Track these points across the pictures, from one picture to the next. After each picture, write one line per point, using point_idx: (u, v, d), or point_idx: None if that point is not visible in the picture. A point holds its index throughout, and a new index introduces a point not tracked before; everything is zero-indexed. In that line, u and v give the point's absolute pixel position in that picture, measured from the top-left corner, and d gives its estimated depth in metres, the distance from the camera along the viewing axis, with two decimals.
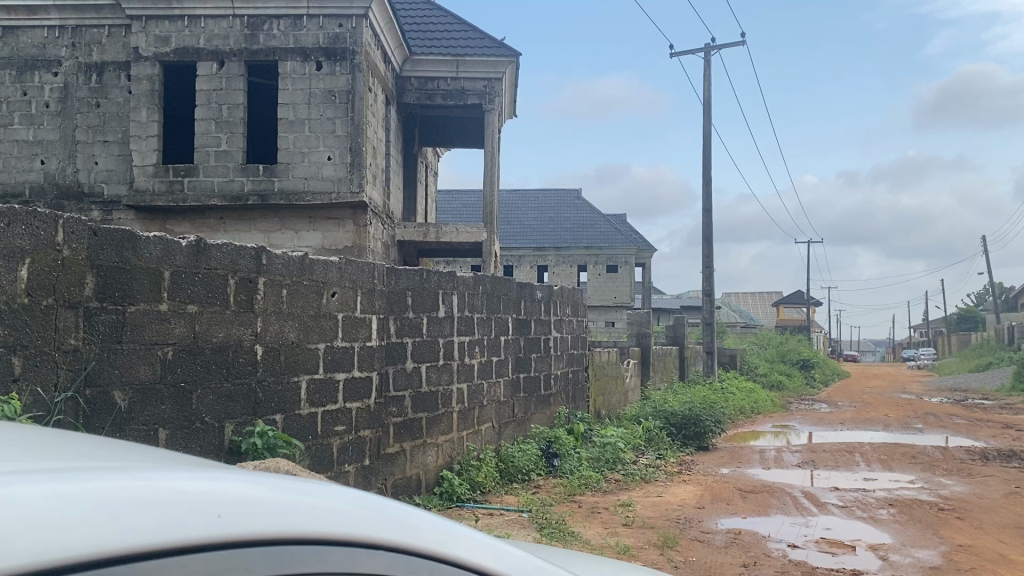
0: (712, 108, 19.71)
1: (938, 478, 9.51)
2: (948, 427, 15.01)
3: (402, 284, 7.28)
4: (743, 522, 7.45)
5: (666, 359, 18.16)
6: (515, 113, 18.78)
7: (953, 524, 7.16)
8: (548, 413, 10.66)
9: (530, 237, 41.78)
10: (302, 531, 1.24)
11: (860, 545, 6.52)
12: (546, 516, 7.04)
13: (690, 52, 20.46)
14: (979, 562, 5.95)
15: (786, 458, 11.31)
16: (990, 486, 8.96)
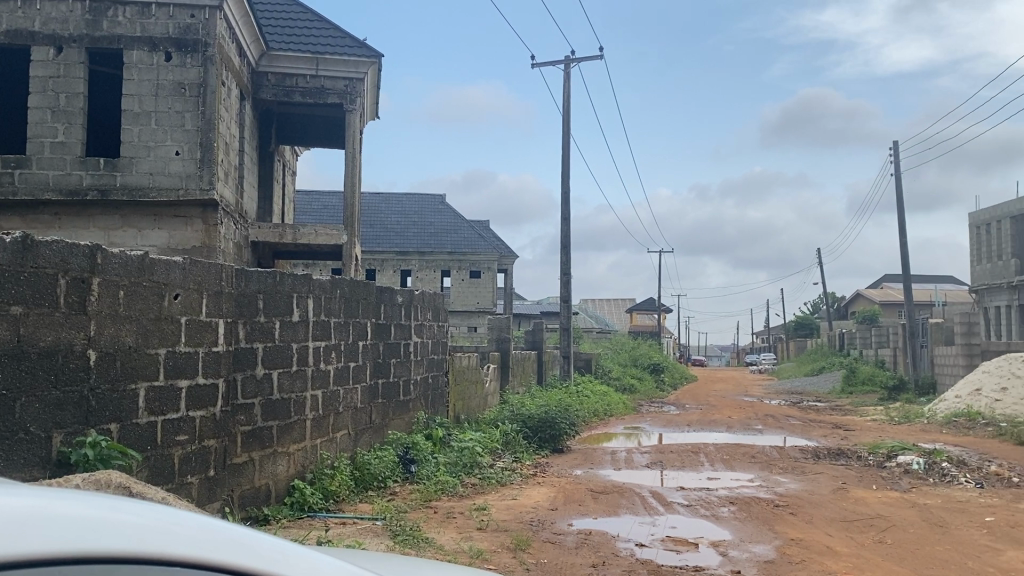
0: (570, 119, 20.16)
1: (774, 476, 10.07)
2: (784, 428, 15.93)
3: (253, 286, 7.02)
4: (594, 522, 7.63)
5: (524, 363, 18.40)
6: (376, 114, 18.56)
7: (787, 520, 7.58)
8: (406, 419, 10.56)
9: (392, 240, 41.36)
10: (84, 548, 1.20)
11: (702, 542, 6.80)
12: (400, 523, 6.95)
13: (551, 63, 20.86)
14: (808, 554, 6.33)
15: (637, 459, 11.67)
16: (820, 482, 9.56)
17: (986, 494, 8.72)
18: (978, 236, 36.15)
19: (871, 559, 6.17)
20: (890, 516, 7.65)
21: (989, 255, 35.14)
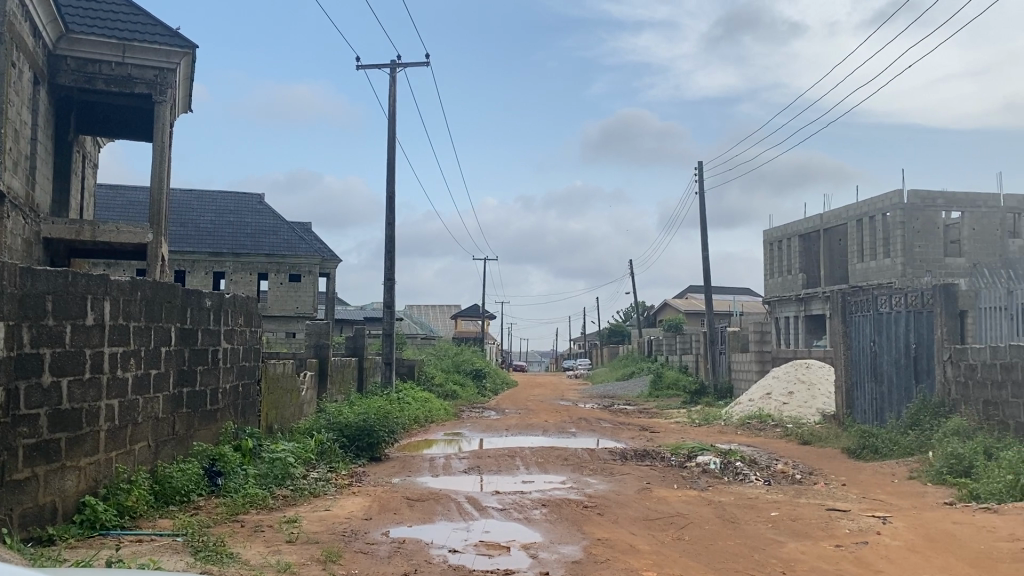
0: (396, 123, 20.03)
1: (585, 478, 10.46)
2: (596, 431, 16.56)
3: (40, 286, 6.46)
4: (409, 530, 7.58)
5: (343, 370, 18.04)
6: (189, 108, 17.67)
7: (594, 521, 7.87)
8: (213, 429, 10.07)
9: (205, 240, 39.41)
10: None
11: (514, 545, 6.94)
12: (203, 538, 6.60)
13: (376, 66, 20.64)
14: (613, 553, 6.60)
15: (454, 465, 11.73)
16: (627, 483, 10.01)
17: (773, 491, 9.43)
18: (772, 251, 39.13)
19: (669, 555, 6.51)
20: (689, 514, 8.11)
21: (781, 269, 38.19)
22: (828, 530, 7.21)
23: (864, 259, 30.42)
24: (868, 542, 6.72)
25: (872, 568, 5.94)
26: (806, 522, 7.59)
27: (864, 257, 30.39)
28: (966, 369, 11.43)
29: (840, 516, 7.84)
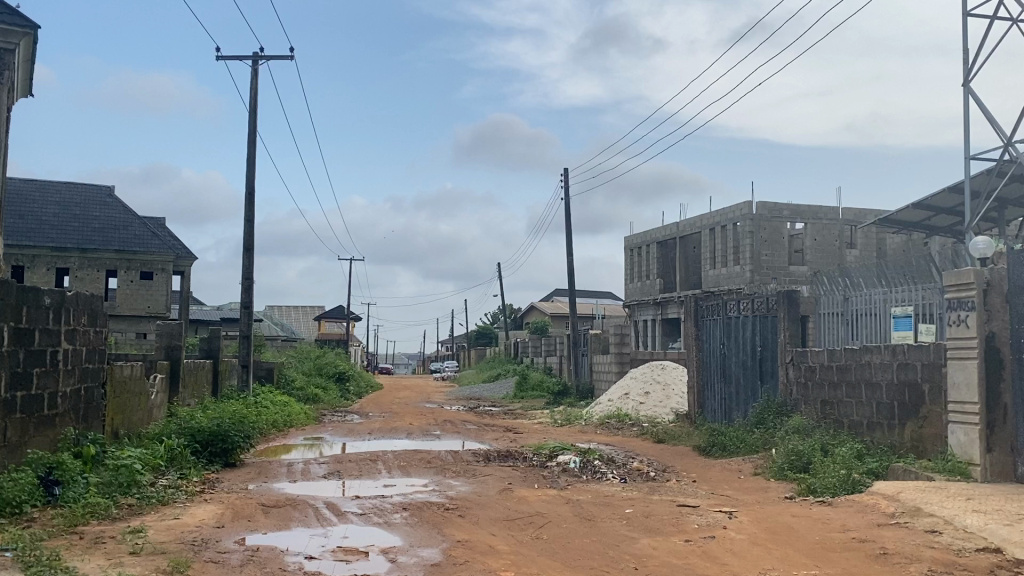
0: (257, 117, 19.42)
1: (447, 481, 10.45)
2: (460, 433, 16.60)
3: None
4: (264, 538, 7.34)
5: (197, 372, 17.31)
6: (29, 92, 16.49)
7: (454, 522, 7.87)
8: (50, 435, 9.41)
9: (47, 234, 36.70)
10: None
11: (372, 550, 6.84)
12: (34, 553, 6.15)
13: (237, 57, 19.94)
14: (472, 555, 6.61)
15: (313, 470, 11.45)
16: (488, 484, 10.08)
17: (628, 489, 9.73)
18: (632, 257, 40.38)
19: (528, 555, 6.59)
20: (548, 513, 8.24)
21: (640, 275, 39.56)
22: (679, 526, 7.49)
23: (717, 265, 31.85)
24: (716, 536, 7.03)
25: (718, 561, 6.21)
26: (659, 518, 7.86)
27: (717, 263, 31.81)
28: (806, 371, 12.18)
29: (690, 512, 8.16)
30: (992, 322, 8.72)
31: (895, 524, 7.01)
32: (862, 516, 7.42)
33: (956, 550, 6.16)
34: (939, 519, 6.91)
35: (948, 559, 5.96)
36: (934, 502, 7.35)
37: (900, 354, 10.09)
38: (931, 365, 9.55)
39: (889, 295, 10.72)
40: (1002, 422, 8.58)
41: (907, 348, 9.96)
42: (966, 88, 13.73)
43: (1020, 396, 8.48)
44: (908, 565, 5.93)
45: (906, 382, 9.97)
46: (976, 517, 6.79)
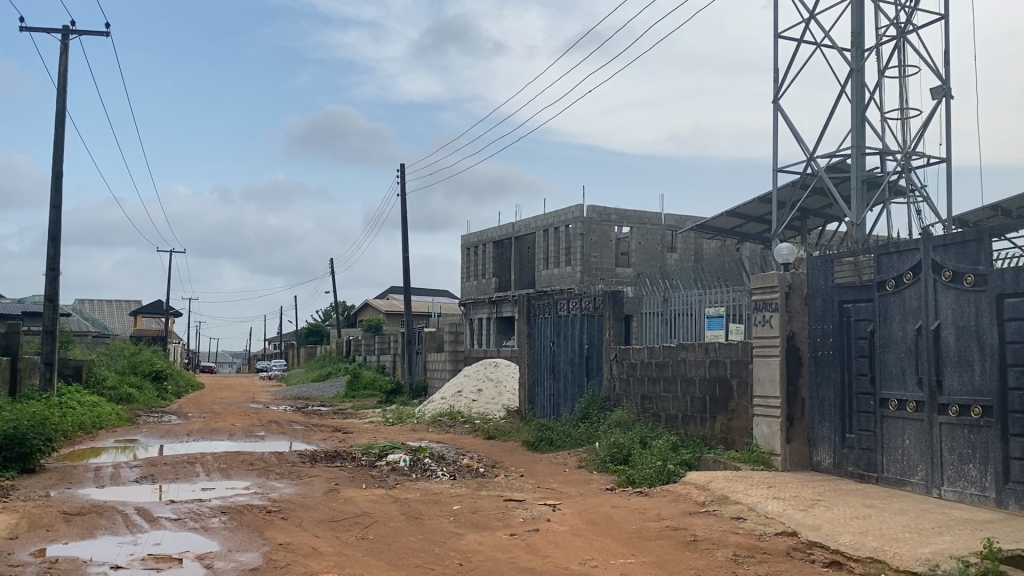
0: (66, 97, 18.00)
1: (270, 483, 10.10)
2: (286, 433, 16.11)
3: None
4: (64, 548, 6.80)
5: None
6: None
7: (277, 525, 7.61)
8: None
9: None
10: None
11: (187, 557, 6.49)
12: None
13: (44, 30, 18.40)
14: (293, 558, 6.41)
15: (124, 475, 10.76)
16: (313, 485, 9.83)
17: (457, 486, 9.79)
18: (468, 256, 40.67)
19: (352, 556, 6.46)
20: (375, 512, 8.14)
21: (476, 273, 39.97)
22: (504, 520, 7.61)
23: (548, 266, 32.61)
24: (539, 529, 7.19)
25: (541, 554, 6.35)
26: (485, 514, 7.94)
27: (549, 263, 32.57)
28: (628, 367, 12.70)
29: (516, 506, 8.30)
30: (793, 321, 9.41)
31: (705, 512, 7.43)
32: (675, 506, 7.81)
33: (758, 535, 6.60)
34: (744, 506, 7.38)
35: (751, 544, 6.38)
36: (739, 491, 7.85)
37: (713, 352, 10.70)
38: (739, 362, 10.20)
39: (703, 296, 11.33)
40: (800, 415, 9.29)
41: (718, 346, 10.59)
42: (776, 105, 14.74)
43: (815, 390, 9.21)
44: (715, 550, 6.29)
45: (718, 378, 10.59)
46: (775, 503, 7.31)
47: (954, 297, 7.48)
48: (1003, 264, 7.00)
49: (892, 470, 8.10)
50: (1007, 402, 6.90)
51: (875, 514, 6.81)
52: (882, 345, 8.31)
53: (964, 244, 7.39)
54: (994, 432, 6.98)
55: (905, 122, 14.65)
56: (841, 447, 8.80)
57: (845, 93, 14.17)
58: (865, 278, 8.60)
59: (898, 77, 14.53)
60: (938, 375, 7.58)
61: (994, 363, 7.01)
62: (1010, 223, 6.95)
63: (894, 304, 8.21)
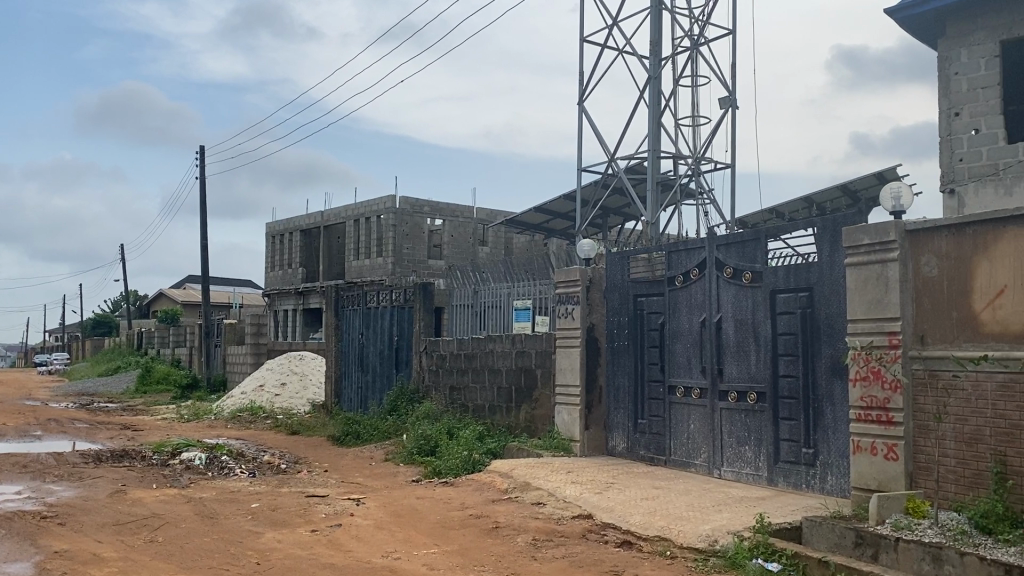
0: None
1: (46, 486, 9.27)
2: (66, 433, 14.85)
3: None
4: None
5: None
6: None
7: (53, 532, 7.02)
8: None
9: None
10: None
11: None
12: None
13: None
14: (70, 565, 5.93)
15: None
16: (97, 487, 9.14)
17: (256, 483, 9.44)
18: (273, 245, 39.30)
19: (138, 560, 6.07)
20: (165, 514, 7.68)
21: (281, 263, 38.68)
22: (305, 516, 7.43)
23: (358, 256, 32.00)
24: (341, 524, 7.08)
25: (342, 549, 6.26)
26: (285, 511, 7.71)
27: (359, 254, 32.02)
28: (437, 359, 12.76)
29: (318, 501, 8.13)
30: (592, 314, 9.83)
31: (507, 499, 7.61)
32: (479, 494, 7.95)
33: (556, 519, 6.85)
34: (544, 491, 7.63)
35: (549, 527, 6.61)
36: (540, 477, 8.11)
37: (519, 343, 10.97)
38: (543, 353, 10.54)
39: (511, 289, 11.54)
40: (597, 403, 9.72)
41: (524, 337, 10.87)
42: (580, 106, 15.29)
43: (611, 379, 9.68)
44: (515, 536, 6.46)
45: (523, 368, 10.87)
46: (573, 488, 7.62)
47: (735, 292, 8.09)
48: (776, 262, 7.65)
49: (678, 453, 8.67)
50: (779, 388, 7.55)
51: (663, 494, 7.26)
52: (671, 336, 8.86)
53: (743, 244, 8.01)
54: (767, 416, 7.62)
55: (696, 129, 15.65)
56: (633, 432, 9.31)
57: (643, 98, 14.95)
58: (657, 274, 9.12)
59: (691, 87, 15.52)
60: (720, 364, 8.18)
61: (768, 353, 7.65)
62: (783, 226, 7.61)
63: (682, 298, 8.78)
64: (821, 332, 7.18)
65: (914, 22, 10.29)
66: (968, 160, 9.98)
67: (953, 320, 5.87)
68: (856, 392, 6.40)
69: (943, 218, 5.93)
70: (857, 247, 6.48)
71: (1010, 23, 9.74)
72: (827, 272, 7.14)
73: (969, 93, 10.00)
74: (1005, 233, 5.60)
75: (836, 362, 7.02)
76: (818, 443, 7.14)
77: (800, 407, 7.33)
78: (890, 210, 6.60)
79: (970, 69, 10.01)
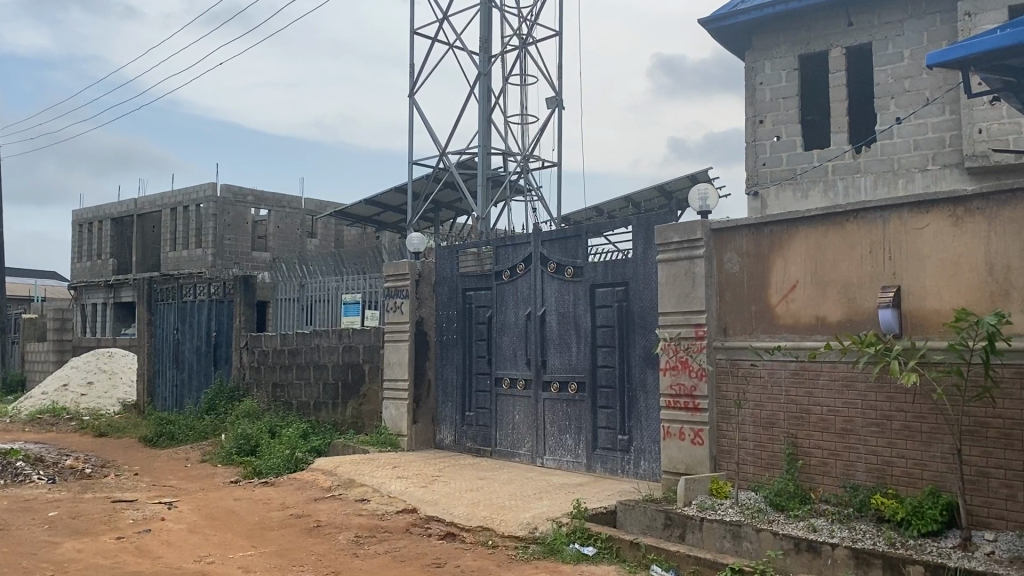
0: None
1: None
2: None
3: None
4: None
5: None
6: None
7: None
8: None
9: None
10: None
11: None
12: None
13: None
14: None
15: None
16: None
17: (56, 490, 8.76)
18: (80, 234, 36.54)
19: None
20: None
21: (89, 254, 35.97)
22: (110, 523, 6.97)
23: (176, 248, 29.76)
24: (150, 530, 6.70)
25: (150, 556, 5.92)
26: (88, 518, 7.20)
27: (176, 245, 29.77)
28: (259, 355, 12.34)
29: (126, 507, 7.65)
30: (421, 307, 9.81)
31: (330, 497, 7.47)
32: (301, 493, 7.76)
33: (380, 515, 6.80)
34: (368, 487, 7.54)
35: (372, 523, 6.54)
36: (364, 473, 8.01)
37: (346, 338, 10.79)
38: (370, 348, 10.41)
39: (339, 283, 11.26)
40: (425, 396, 9.73)
41: (351, 332, 10.71)
42: (410, 99, 15.17)
43: (439, 372, 9.70)
44: (337, 534, 6.35)
45: (350, 363, 10.70)
46: (398, 482, 7.59)
47: (557, 286, 8.33)
48: (596, 258, 7.93)
49: (503, 443, 8.82)
50: (597, 378, 7.84)
51: (486, 485, 7.37)
52: (498, 329, 8.99)
53: (566, 240, 8.26)
54: (586, 406, 7.90)
55: (525, 127, 15.95)
56: (460, 424, 9.39)
57: (474, 94, 15.05)
58: (485, 268, 9.22)
59: (519, 85, 15.76)
60: (543, 355, 8.40)
61: (587, 344, 7.93)
62: (603, 223, 7.90)
63: (509, 292, 8.93)
64: (635, 324, 7.51)
65: (723, 33, 10.94)
66: (770, 165, 10.75)
67: (751, 312, 6.31)
68: (666, 380, 6.76)
69: (743, 218, 6.35)
70: (667, 244, 6.84)
71: (807, 39, 10.56)
72: (641, 268, 7.48)
73: (771, 103, 10.75)
74: (798, 232, 6.06)
75: (648, 353, 7.37)
76: (633, 429, 7.47)
77: (616, 395, 7.65)
78: (698, 210, 7.00)
79: (772, 79, 10.77)
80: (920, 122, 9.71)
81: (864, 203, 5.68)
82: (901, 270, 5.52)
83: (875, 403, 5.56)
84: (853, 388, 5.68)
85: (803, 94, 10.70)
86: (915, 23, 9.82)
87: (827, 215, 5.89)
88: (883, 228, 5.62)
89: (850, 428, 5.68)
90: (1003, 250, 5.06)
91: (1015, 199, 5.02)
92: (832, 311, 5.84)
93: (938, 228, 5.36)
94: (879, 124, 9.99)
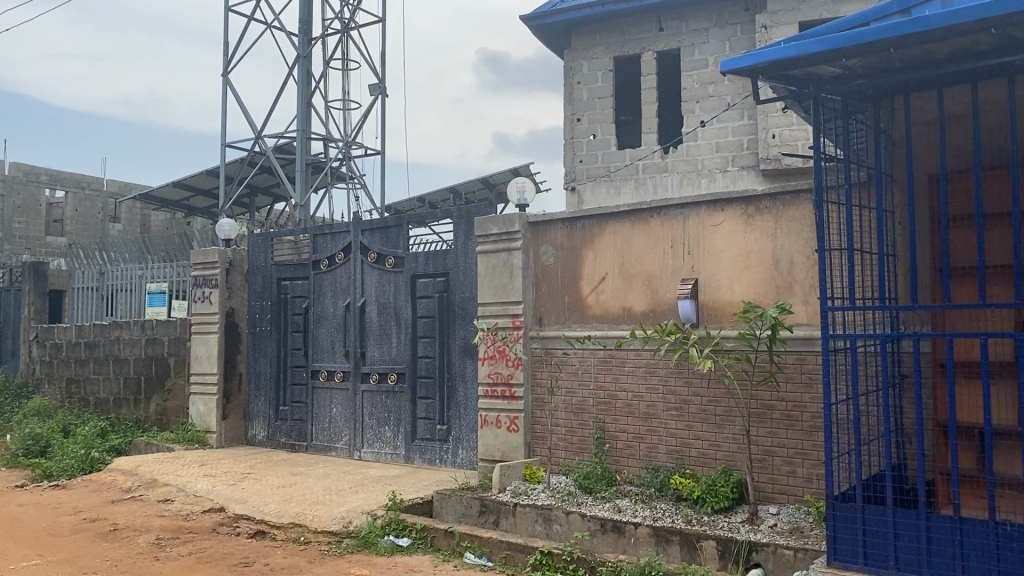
0: None
1: None
2: None
3: None
4: None
5: None
6: None
7: None
8: None
9: None
10: None
11: None
12: None
13: None
14: None
15: None
16: None
17: None
18: None
19: None
20: None
21: None
22: None
23: None
24: None
25: None
26: None
27: None
28: (51, 348, 11.42)
29: None
30: (232, 297, 9.41)
31: (129, 498, 7.02)
32: (97, 495, 7.24)
33: (184, 515, 6.47)
34: (172, 487, 7.16)
35: (176, 525, 6.22)
36: (169, 472, 7.59)
37: (150, 329, 10.17)
38: (176, 340, 9.87)
39: (142, 272, 10.51)
40: (236, 391, 9.35)
41: (155, 323, 10.12)
42: (225, 78, 14.47)
43: (252, 364, 9.34)
44: (136, 538, 5.98)
45: (154, 357, 10.11)
46: (206, 481, 7.24)
47: (377, 277, 8.23)
48: (417, 248, 7.90)
49: (320, 437, 8.64)
50: (416, 368, 7.83)
51: (301, 480, 7.19)
52: (315, 320, 8.78)
53: (386, 230, 8.18)
54: (405, 397, 7.87)
55: (347, 113, 15.64)
56: (274, 419, 9.10)
57: (293, 77, 14.57)
58: (303, 257, 8.98)
59: (342, 70, 15.41)
60: (362, 346, 8.28)
61: (407, 335, 7.90)
62: (425, 213, 7.88)
63: (327, 283, 8.73)
64: (455, 315, 7.57)
65: (543, 31, 11.17)
66: (586, 162, 11.13)
67: (565, 303, 6.51)
68: (484, 369, 6.88)
69: (558, 213, 6.53)
70: (486, 236, 6.93)
71: (621, 41, 10.98)
72: (461, 259, 7.53)
73: (588, 102, 11.11)
74: (607, 226, 6.30)
75: (467, 343, 7.44)
76: (451, 419, 7.53)
77: (434, 385, 7.67)
78: (516, 204, 7.12)
79: (589, 79, 11.13)
80: (721, 125, 10.36)
81: (667, 201, 5.98)
82: (699, 264, 5.87)
83: (675, 388, 5.89)
84: (656, 375, 5.99)
85: (617, 95, 11.14)
86: (719, 31, 10.47)
87: (634, 211, 6.16)
88: (684, 224, 5.95)
89: (652, 413, 5.99)
90: (788, 246, 5.48)
91: (799, 199, 5.45)
92: (637, 302, 6.13)
93: (732, 225, 5.74)
94: (685, 126, 10.57)
